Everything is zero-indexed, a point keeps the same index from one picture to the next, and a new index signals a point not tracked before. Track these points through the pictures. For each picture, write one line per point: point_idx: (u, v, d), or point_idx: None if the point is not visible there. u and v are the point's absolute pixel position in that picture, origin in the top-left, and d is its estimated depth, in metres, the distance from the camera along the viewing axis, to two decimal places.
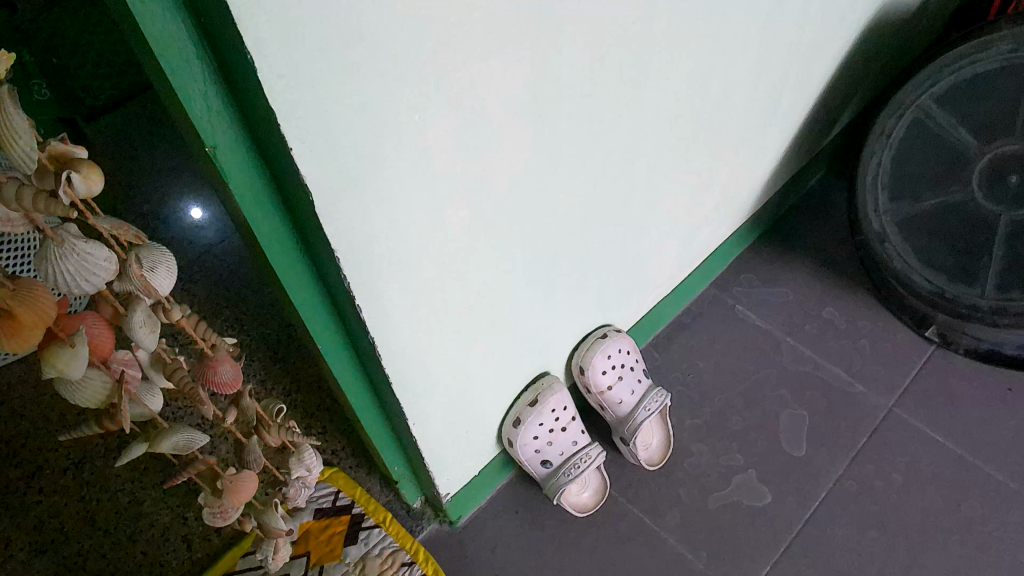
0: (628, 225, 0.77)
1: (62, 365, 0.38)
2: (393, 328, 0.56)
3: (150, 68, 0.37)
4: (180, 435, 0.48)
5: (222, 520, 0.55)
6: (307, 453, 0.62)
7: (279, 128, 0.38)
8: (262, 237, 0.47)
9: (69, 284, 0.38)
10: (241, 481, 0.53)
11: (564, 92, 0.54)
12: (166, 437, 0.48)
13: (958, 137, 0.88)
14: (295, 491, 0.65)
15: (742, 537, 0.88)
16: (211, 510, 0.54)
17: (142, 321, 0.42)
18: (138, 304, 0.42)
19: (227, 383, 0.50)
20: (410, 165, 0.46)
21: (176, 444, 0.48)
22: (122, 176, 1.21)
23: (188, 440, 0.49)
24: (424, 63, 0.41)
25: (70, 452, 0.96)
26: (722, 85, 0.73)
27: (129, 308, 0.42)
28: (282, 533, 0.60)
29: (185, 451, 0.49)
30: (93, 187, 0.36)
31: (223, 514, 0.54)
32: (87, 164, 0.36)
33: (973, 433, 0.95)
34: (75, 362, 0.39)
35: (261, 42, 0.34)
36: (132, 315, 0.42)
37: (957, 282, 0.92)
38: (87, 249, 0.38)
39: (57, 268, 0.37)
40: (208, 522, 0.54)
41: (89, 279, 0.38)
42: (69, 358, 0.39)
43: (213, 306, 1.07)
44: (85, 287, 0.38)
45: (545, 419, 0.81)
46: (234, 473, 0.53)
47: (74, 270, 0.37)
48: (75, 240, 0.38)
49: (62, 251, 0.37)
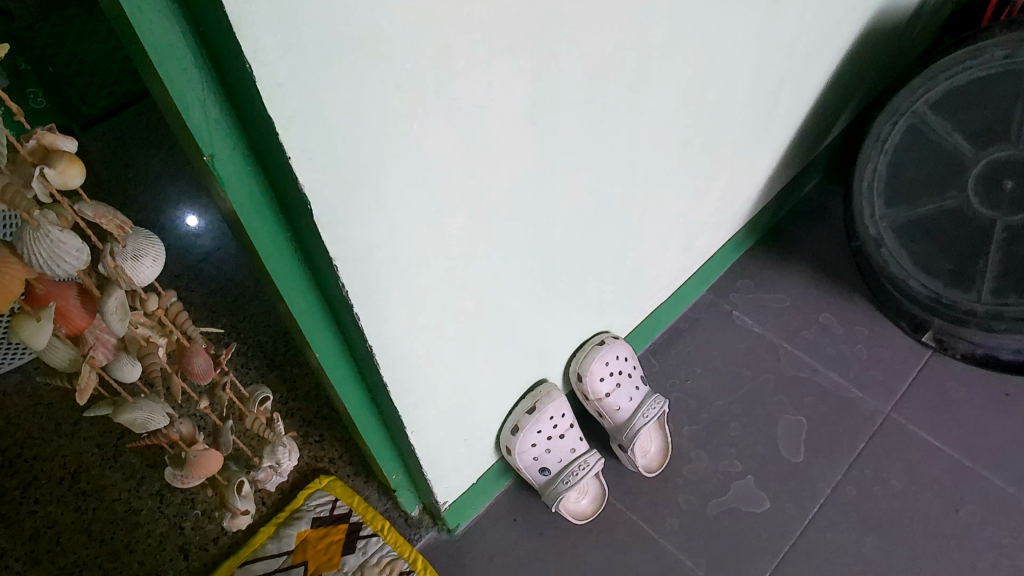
0: (626, 231, 0.77)
1: (26, 335, 0.40)
2: (392, 336, 0.56)
3: (149, 76, 0.37)
4: (141, 413, 0.49)
5: (180, 482, 0.57)
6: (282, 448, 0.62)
7: (278, 137, 0.38)
8: (260, 245, 0.47)
9: (41, 266, 0.38)
10: (205, 459, 0.55)
11: (562, 99, 0.54)
12: (126, 411, 0.49)
13: (953, 143, 0.88)
14: (266, 475, 0.64)
15: (740, 544, 0.88)
16: (172, 472, 0.56)
17: (113, 309, 0.43)
18: (113, 292, 0.43)
19: (201, 374, 0.50)
20: (410, 173, 0.46)
21: (132, 421, 0.49)
22: (119, 185, 1.21)
23: (146, 419, 0.50)
24: (422, 70, 0.41)
25: (67, 462, 0.95)
26: (718, 90, 0.73)
27: (105, 292, 0.43)
28: (237, 512, 0.62)
29: (142, 430, 0.50)
30: (69, 181, 0.37)
31: (182, 479, 0.56)
32: (65, 158, 0.37)
33: (970, 438, 0.95)
34: (39, 334, 0.41)
35: (262, 51, 0.34)
36: (104, 301, 0.43)
37: (954, 288, 0.93)
38: (61, 237, 0.38)
39: (31, 251, 0.38)
40: (168, 480, 0.56)
41: (61, 264, 0.38)
42: (33, 330, 0.40)
43: (210, 314, 1.07)
44: (57, 270, 0.39)
45: (544, 426, 0.81)
46: (200, 449, 0.55)
47: (47, 254, 0.38)
48: (51, 227, 0.38)
49: (36, 236, 0.37)
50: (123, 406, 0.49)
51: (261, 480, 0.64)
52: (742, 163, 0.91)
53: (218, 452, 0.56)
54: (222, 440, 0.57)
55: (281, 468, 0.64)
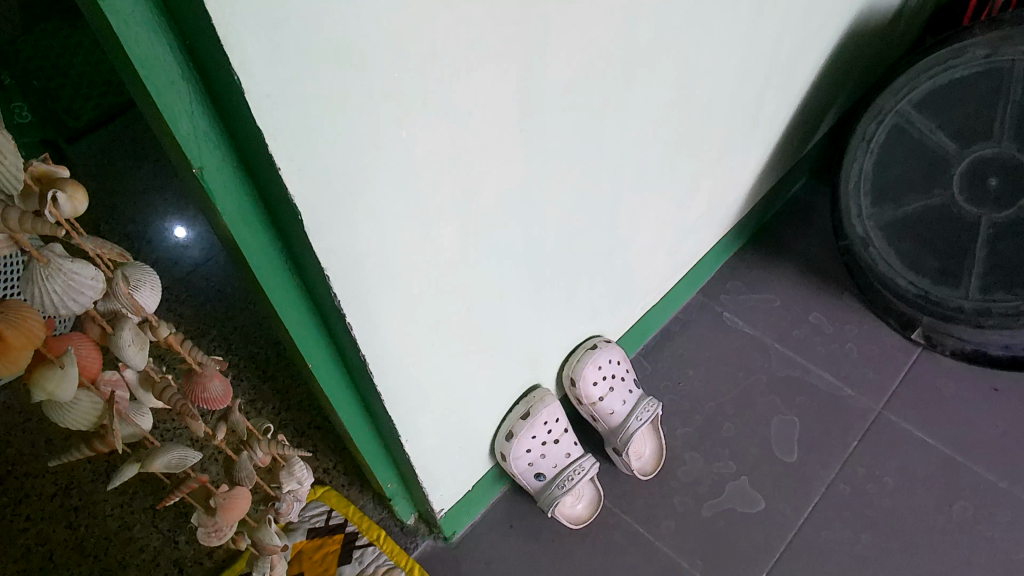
0: (615, 235, 0.78)
1: (51, 386, 0.39)
2: (384, 342, 0.56)
3: (137, 91, 0.37)
4: (172, 453, 0.49)
5: (215, 538, 0.57)
6: (298, 466, 0.64)
7: (267, 148, 0.38)
8: (251, 257, 0.47)
9: (55, 305, 0.38)
10: (236, 498, 0.55)
11: (549, 104, 0.54)
12: (159, 455, 0.49)
13: (937, 141, 0.89)
14: (287, 506, 0.67)
15: (737, 545, 0.88)
16: (202, 532, 0.56)
17: (130, 340, 0.43)
18: (125, 324, 0.43)
19: (216, 399, 0.50)
20: (396, 181, 0.46)
21: (169, 461, 0.49)
22: (105, 197, 1.20)
23: (181, 458, 0.50)
24: (409, 80, 0.41)
25: (59, 477, 0.94)
26: (705, 94, 0.73)
27: (116, 327, 0.43)
28: (277, 548, 0.64)
29: (178, 470, 0.50)
30: (77, 207, 0.37)
31: (216, 533, 0.56)
32: (71, 184, 0.37)
33: (961, 433, 0.96)
34: (64, 384, 0.40)
35: (249, 62, 0.34)
36: (120, 335, 0.42)
37: (941, 286, 0.93)
38: (73, 268, 0.38)
39: (44, 290, 0.37)
40: (201, 540, 0.56)
41: (77, 297, 0.38)
42: (58, 378, 0.39)
43: (200, 326, 1.06)
44: (73, 306, 0.39)
45: (538, 431, 0.81)
46: (228, 490, 0.55)
47: (61, 289, 0.38)
48: (61, 261, 0.38)
49: (48, 272, 0.37)
50: (152, 454, 0.49)
51: (282, 512, 0.67)
52: (731, 164, 0.91)
53: (243, 488, 0.57)
54: (241, 475, 0.58)
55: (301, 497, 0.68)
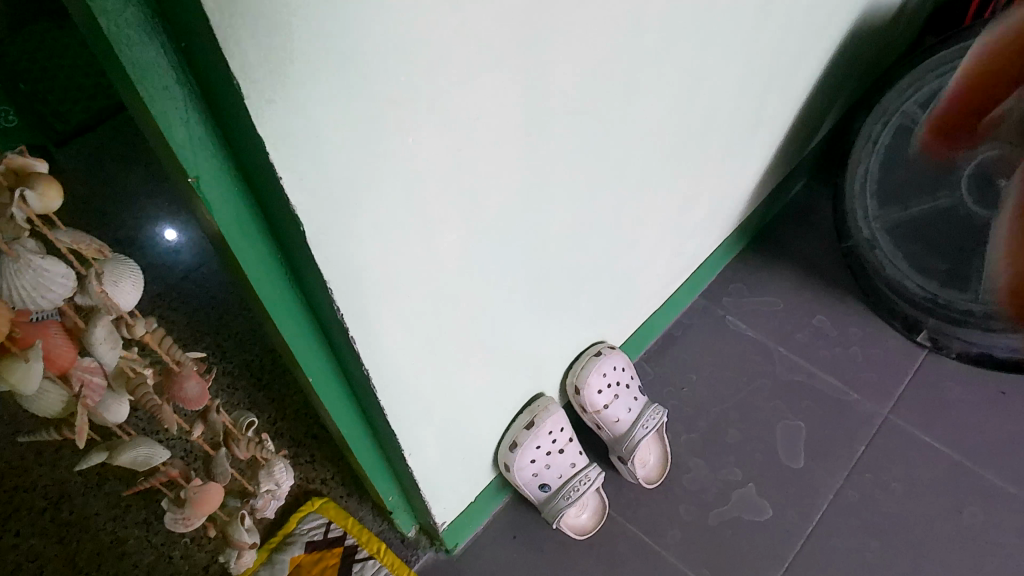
0: (619, 240, 0.76)
1: (15, 379, 0.38)
2: (385, 354, 0.54)
3: (127, 95, 0.35)
4: (140, 450, 0.49)
5: (182, 527, 0.56)
6: (278, 468, 0.63)
7: (267, 155, 0.36)
8: (248, 267, 0.45)
9: (24, 300, 0.37)
10: (207, 493, 0.55)
11: (553, 110, 0.52)
12: (127, 450, 0.49)
13: (944, 142, 0.89)
14: (264, 502, 0.65)
15: (744, 554, 0.86)
16: (172, 518, 0.56)
17: (103, 338, 0.42)
18: (99, 320, 0.42)
19: (191, 400, 0.50)
20: (404, 192, 0.44)
21: (136, 459, 0.49)
22: (95, 202, 1.18)
23: (148, 456, 0.49)
24: (415, 83, 0.40)
25: (49, 491, 0.92)
26: (708, 97, 0.72)
27: (89, 322, 0.42)
28: (244, 544, 0.63)
29: (144, 467, 0.50)
30: (50, 204, 0.35)
31: (183, 522, 0.55)
32: (44, 180, 0.35)
33: (968, 437, 0.95)
34: (29, 378, 0.39)
35: (248, 67, 0.32)
36: (92, 331, 0.42)
37: (949, 288, 0.92)
38: (45, 265, 0.36)
39: (13, 285, 0.36)
40: (168, 527, 0.55)
41: (47, 295, 0.37)
42: (22, 372, 0.38)
43: (193, 333, 1.04)
44: (41, 303, 0.37)
45: (543, 441, 0.79)
46: (200, 485, 0.55)
47: (31, 285, 0.36)
48: (31, 257, 0.36)
49: (17, 268, 0.36)
50: (120, 448, 0.49)
51: (258, 508, 0.65)
52: (733, 166, 0.89)
53: (217, 485, 0.56)
54: (218, 471, 0.57)
55: (279, 493, 0.65)
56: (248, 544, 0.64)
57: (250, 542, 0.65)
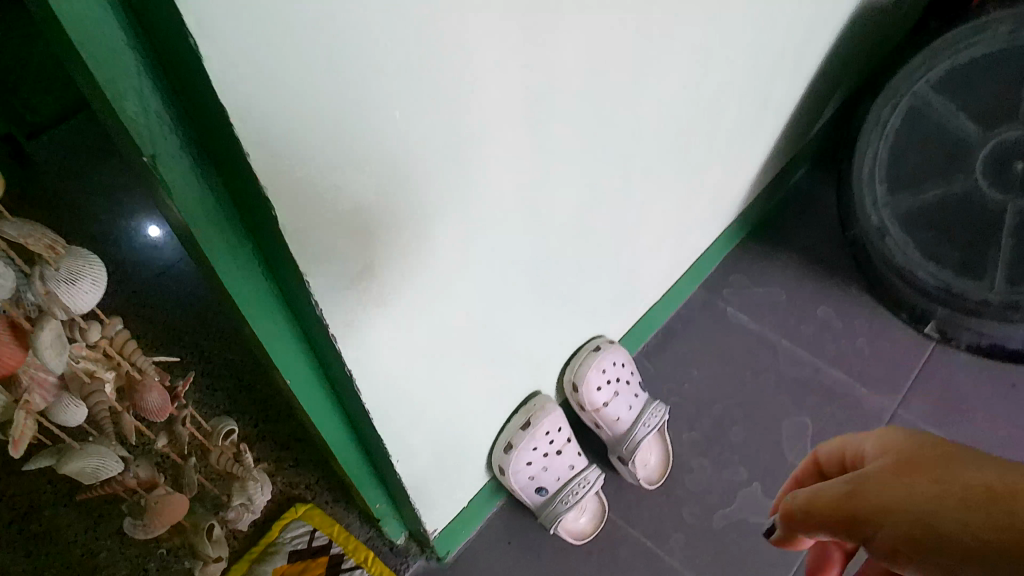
0: (621, 229, 0.71)
1: None
2: (371, 355, 0.49)
3: (71, 60, 0.30)
4: (85, 462, 0.49)
5: (140, 534, 0.59)
6: (253, 485, 0.63)
7: (233, 132, 0.31)
8: (219, 263, 0.40)
9: None
10: (169, 502, 0.57)
11: (558, 87, 0.47)
12: (74, 460, 0.49)
13: (958, 125, 0.85)
14: (237, 515, 0.65)
15: (751, 558, 0.82)
16: (133, 524, 0.59)
17: (48, 343, 0.42)
18: (47, 324, 0.42)
19: (152, 410, 0.51)
20: (378, 170, 0.38)
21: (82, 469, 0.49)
22: (67, 195, 1.12)
23: (97, 466, 0.50)
24: (428, 55, 0.36)
25: (17, 501, 0.87)
26: (717, 77, 0.67)
27: (37, 324, 0.41)
28: (209, 561, 0.63)
29: (89, 476, 0.51)
30: None
31: (143, 529, 0.58)
32: None
33: (981, 433, 0.91)
34: None
35: (206, 23, 0.26)
36: (37, 335, 0.41)
37: (964, 277, 0.87)
38: None
39: None
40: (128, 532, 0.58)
41: None
42: None
43: (171, 332, 0.99)
44: None
45: (540, 443, 0.74)
46: (163, 495, 0.57)
47: None
48: None
49: None
50: (69, 456, 0.49)
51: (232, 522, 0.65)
52: (737, 153, 0.85)
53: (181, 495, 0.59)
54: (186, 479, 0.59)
55: (253, 507, 0.65)
56: (217, 559, 0.64)
57: (218, 556, 0.64)
